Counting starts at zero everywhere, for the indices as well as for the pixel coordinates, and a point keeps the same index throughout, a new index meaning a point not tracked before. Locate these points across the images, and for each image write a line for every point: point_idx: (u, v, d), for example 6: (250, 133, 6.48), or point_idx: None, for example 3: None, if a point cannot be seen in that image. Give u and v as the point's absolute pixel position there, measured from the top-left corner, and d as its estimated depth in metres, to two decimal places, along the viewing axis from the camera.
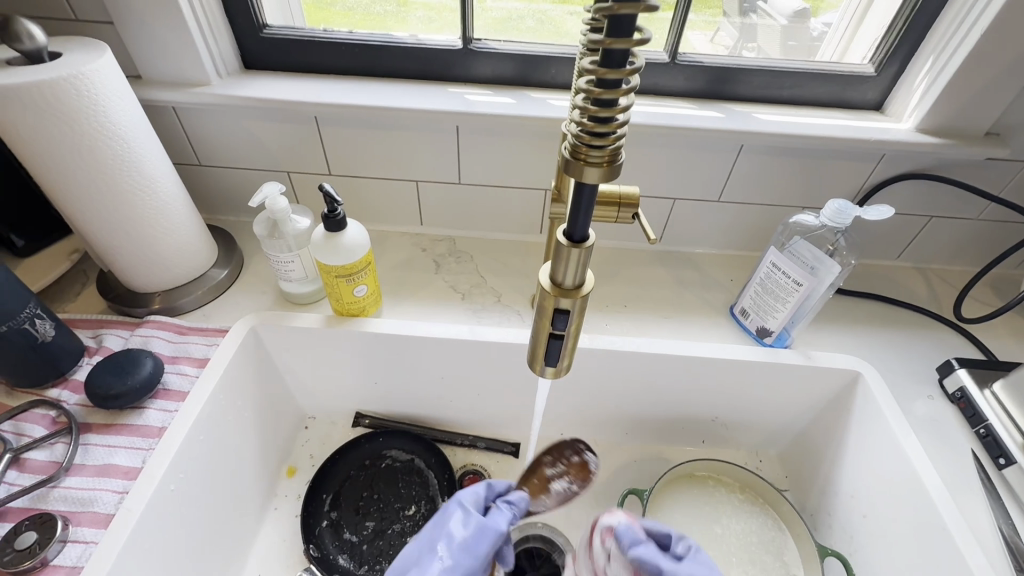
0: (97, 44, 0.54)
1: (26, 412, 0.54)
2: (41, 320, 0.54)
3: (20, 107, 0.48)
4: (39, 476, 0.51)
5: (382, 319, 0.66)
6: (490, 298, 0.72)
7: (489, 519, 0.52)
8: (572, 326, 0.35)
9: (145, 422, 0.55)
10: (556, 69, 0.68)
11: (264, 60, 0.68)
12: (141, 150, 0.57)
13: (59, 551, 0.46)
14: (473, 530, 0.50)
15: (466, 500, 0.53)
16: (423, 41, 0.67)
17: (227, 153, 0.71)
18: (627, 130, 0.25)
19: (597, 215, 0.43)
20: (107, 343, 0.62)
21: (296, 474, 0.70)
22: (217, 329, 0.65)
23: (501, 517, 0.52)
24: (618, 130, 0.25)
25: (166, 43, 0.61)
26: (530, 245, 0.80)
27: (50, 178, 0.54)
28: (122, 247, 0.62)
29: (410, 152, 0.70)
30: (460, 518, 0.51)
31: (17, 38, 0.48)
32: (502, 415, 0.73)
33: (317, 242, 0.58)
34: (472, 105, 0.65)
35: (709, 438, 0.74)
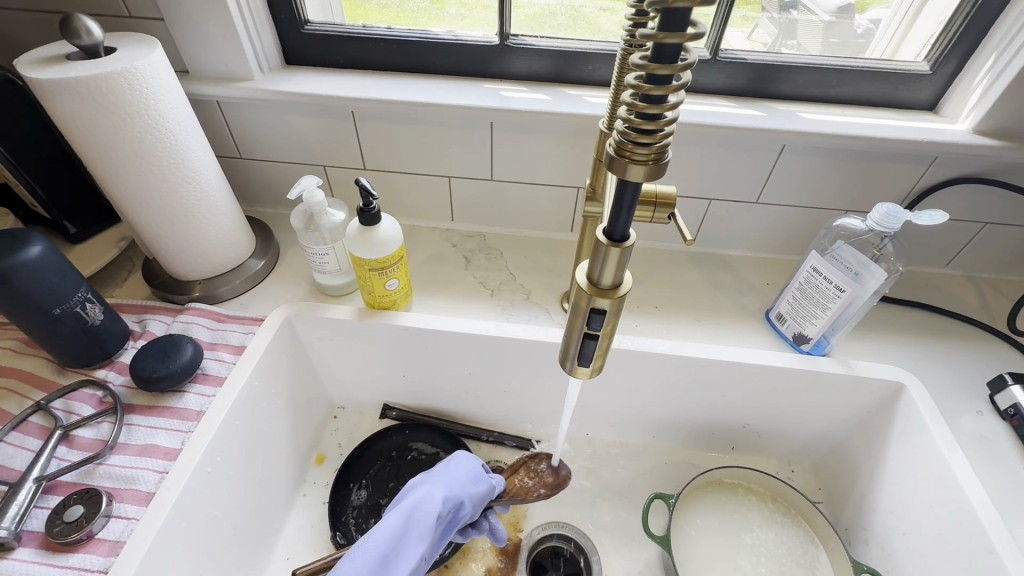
0: (150, 40, 0.55)
1: (76, 391, 0.57)
2: (90, 304, 0.57)
3: (79, 100, 0.50)
4: (86, 453, 0.53)
5: (412, 313, 0.67)
6: (520, 295, 0.72)
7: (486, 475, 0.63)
8: (608, 326, 0.34)
9: (184, 405, 0.57)
10: (593, 65, 0.67)
11: (304, 56, 0.70)
12: (188, 143, 0.59)
13: (104, 525, 0.48)
14: (477, 477, 0.61)
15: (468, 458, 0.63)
16: (460, 37, 0.67)
17: (267, 146, 0.73)
18: (675, 128, 0.25)
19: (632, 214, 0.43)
20: (150, 328, 0.64)
21: (325, 462, 0.71)
22: (253, 318, 0.66)
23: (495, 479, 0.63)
24: (665, 128, 0.24)
25: (211, 39, 0.63)
26: (561, 243, 0.79)
27: (103, 167, 0.56)
28: (167, 237, 0.64)
29: (444, 147, 0.70)
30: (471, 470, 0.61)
31: (76, 33, 0.50)
32: (527, 413, 0.73)
33: (351, 236, 0.59)
34: (508, 102, 0.65)
35: (739, 445, 0.72)
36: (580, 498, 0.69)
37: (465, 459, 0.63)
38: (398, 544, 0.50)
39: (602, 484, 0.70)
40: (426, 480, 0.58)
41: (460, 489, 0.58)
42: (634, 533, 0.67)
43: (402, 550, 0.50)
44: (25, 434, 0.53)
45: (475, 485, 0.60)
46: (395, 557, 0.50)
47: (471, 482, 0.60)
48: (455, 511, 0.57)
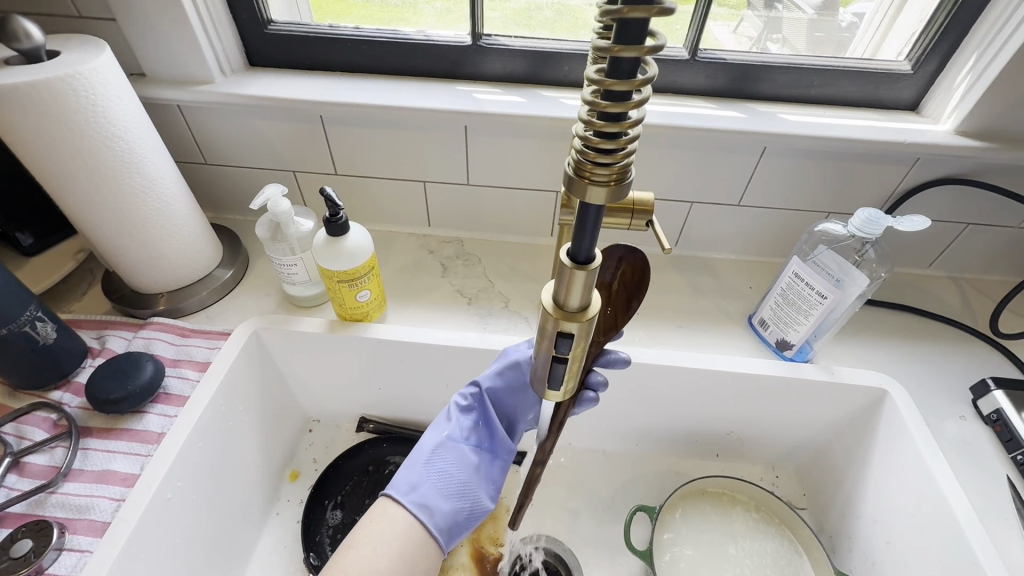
0: (97, 42, 0.52)
1: (28, 415, 0.54)
2: (42, 323, 0.54)
3: (19, 108, 0.47)
4: (38, 481, 0.50)
5: (386, 325, 0.65)
6: (498, 303, 0.70)
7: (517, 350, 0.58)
8: (577, 350, 0.32)
9: (145, 427, 0.55)
10: (570, 66, 0.65)
11: (269, 57, 0.67)
12: (143, 150, 0.56)
13: (55, 559, 0.46)
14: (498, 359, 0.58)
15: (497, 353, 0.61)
16: (432, 37, 0.64)
17: (233, 151, 0.70)
18: (638, 146, 0.23)
19: (607, 222, 0.41)
20: (110, 345, 0.61)
21: (299, 478, 0.69)
22: (220, 332, 0.64)
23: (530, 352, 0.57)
24: (627, 146, 0.22)
25: (168, 40, 0.60)
26: (541, 248, 0.78)
27: (50, 178, 0.53)
28: (126, 249, 0.61)
29: (417, 151, 0.68)
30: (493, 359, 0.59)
31: (14, 36, 0.47)
32: None
33: (318, 247, 0.56)
34: (481, 104, 0.62)
35: (723, 452, 0.71)
36: (562, 510, 0.68)
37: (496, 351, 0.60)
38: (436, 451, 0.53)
39: (584, 495, 0.69)
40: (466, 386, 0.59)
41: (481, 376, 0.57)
42: (616, 545, 0.65)
43: (445, 457, 0.53)
44: None
45: (496, 371, 0.56)
46: (435, 457, 0.53)
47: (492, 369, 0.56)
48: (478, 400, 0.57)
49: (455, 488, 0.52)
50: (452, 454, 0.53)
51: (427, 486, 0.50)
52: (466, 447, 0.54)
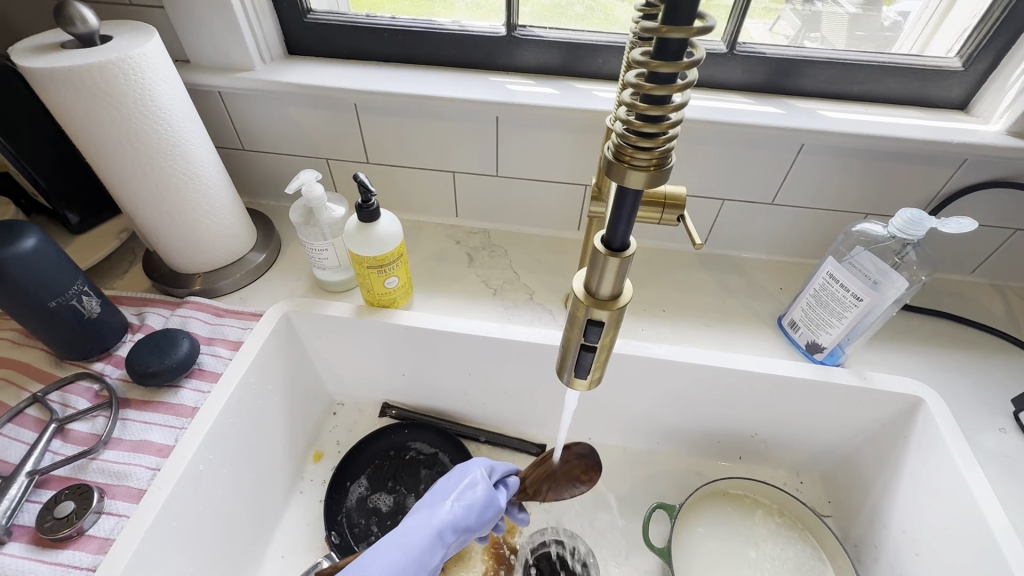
0: (146, 28, 0.54)
1: (73, 384, 0.57)
2: (87, 297, 0.56)
3: (74, 91, 0.50)
4: (80, 447, 0.52)
5: (412, 312, 0.65)
6: (523, 295, 0.70)
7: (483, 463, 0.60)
8: (606, 339, 0.32)
9: (180, 401, 0.57)
10: (604, 59, 0.65)
11: (306, 46, 0.68)
12: (187, 134, 0.58)
13: (94, 521, 0.48)
14: (479, 481, 0.57)
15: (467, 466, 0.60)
16: (466, 28, 0.65)
17: (269, 138, 0.71)
18: (680, 131, 0.23)
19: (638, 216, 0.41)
20: (148, 322, 0.64)
21: (322, 459, 0.71)
22: (251, 313, 0.65)
23: (510, 482, 0.60)
24: (669, 131, 0.23)
25: (212, 27, 0.61)
26: (567, 242, 0.77)
27: (98, 156, 0.55)
28: (167, 229, 0.63)
29: (449, 142, 0.68)
30: (475, 493, 0.57)
31: (71, 21, 0.49)
32: (529, 415, 0.72)
33: (349, 232, 0.57)
34: (514, 96, 0.62)
35: (746, 454, 0.70)
36: (579, 503, 0.68)
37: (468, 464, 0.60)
38: (416, 561, 0.51)
39: (602, 489, 0.69)
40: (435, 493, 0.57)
41: (458, 492, 0.56)
42: (634, 542, 0.65)
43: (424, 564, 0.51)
44: (21, 426, 0.53)
45: (482, 502, 0.56)
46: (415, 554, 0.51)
47: (478, 505, 0.56)
48: (456, 505, 0.55)
49: None
50: (429, 549, 0.52)
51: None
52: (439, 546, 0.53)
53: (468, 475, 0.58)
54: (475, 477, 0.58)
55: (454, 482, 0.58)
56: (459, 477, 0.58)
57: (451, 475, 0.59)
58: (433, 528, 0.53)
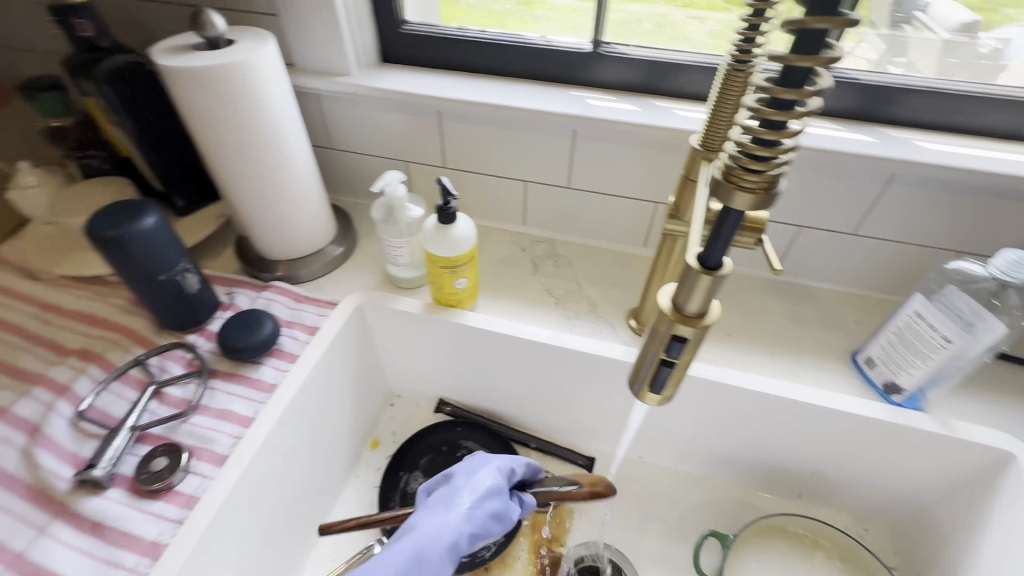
0: (263, 34, 0.59)
1: (170, 351, 0.62)
2: (189, 274, 0.62)
3: (200, 88, 0.55)
4: (173, 410, 0.58)
5: (477, 313, 0.67)
6: (585, 307, 0.70)
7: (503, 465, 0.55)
8: (687, 355, 0.33)
9: (261, 376, 0.61)
10: (687, 78, 0.65)
11: (398, 54, 0.71)
12: (288, 131, 0.63)
13: (182, 479, 0.52)
14: (497, 483, 0.52)
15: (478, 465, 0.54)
16: (552, 43, 0.67)
17: (356, 138, 0.76)
18: (793, 157, 0.23)
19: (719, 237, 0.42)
20: (237, 301, 0.69)
21: (378, 447, 0.74)
22: (328, 301, 0.69)
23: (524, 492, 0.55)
24: (782, 156, 0.23)
25: (316, 34, 0.66)
26: (632, 257, 0.77)
27: (212, 147, 0.61)
28: (260, 218, 0.69)
29: (524, 152, 0.70)
30: (494, 493, 0.51)
31: (203, 26, 0.54)
32: (581, 427, 0.72)
33: (427, 232, 0.60)
34: (594, 111, 0.64)
35: (806, 492, 0.67)
36: (626, 521, 0.68)
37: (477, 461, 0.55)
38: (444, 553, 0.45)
39: (651, 510, 0.68)
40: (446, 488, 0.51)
41: (479, 489, 0.51)
42: (679, 568, 0.64)
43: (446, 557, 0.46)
44: (125, 385, 0.59)
45: (501, 505, 0.51)
46: (436, 550, 0.45)
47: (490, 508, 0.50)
48: (477, 504, 0.50)
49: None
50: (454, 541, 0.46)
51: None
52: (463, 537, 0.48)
53: (485, 473, 0.52)
54: (491, 478, 0.52)
55: (476, 476, 0.52)
56: (477, 474, 0.52)
57: (462, 470, 0.53)
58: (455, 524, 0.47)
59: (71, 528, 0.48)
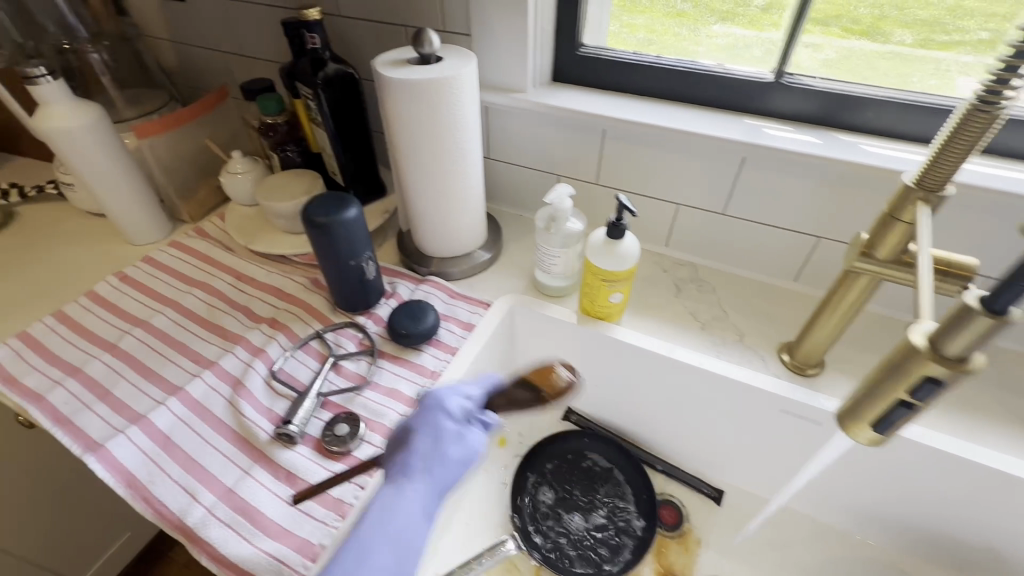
0: (466, 53, 0.64)
1: (344, 329, 0.69)
2: (370, 262, 0.68)
3: (412, 98, 0.61)
4: (349, 383, 0.64)
5: (625, 328, 0.68)
6: (733, 335, 0.70)
7: (449, 395, 0.58)
8: (934, 398, 0.33)
9: (422, 362, 0.66)
10: (874, 113, 0.63)
11: (570, 75, 0.75)
12: (470, 140, 0.69)
13: (359, 446, 0.57)
14: (446, 427, 0.56)
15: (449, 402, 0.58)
16: (730, 71, 0.68)
17: (517, 150, 0.81)
18: None
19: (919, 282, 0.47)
20: (399, 290, 0.75)
21: (506, 444, 0.76)
22: (480, 300, 0.74)
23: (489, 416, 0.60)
24: None
25: (502, 53, 0.71)
26: (781, 291, 0.75)
27: (407, 150, 0.68)
28: (430, 216, 0.75)
29: (685, 175, 0.71)
30: (429, 438, 0.55)
31: (422, 43, 0.60)
32: (714, 457, 0.71)
33: (595, 245, 0.62)
34: (771, 140, 0.63)
35: (970, 567, 0.62)
36: (758, 563, 0.65)
37: (451, 391, 0.59)
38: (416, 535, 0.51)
39: (787, 555, 0.66)
40: (443, 434, 0.55)
41: (424, 446, 0.55)
42: None
43: (404, 546, 0.50)
44: (307, 355, 0.67)
45: (462, 458, 0.56)
46: (410, 531, 0.51)
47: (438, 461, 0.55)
48: (430, 468, 0.54)
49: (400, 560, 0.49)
50: (412, 527, 0.51)
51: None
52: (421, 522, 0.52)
53: (448, 402, 0.58)
54: (437, 411, 0.57)
55: (436, 431, 0.56)
56: (441, 411, 0.57)
57: (434, 411, 0.57)
58: (416, 501, 0.52)
59: (269, 474, 0.55)
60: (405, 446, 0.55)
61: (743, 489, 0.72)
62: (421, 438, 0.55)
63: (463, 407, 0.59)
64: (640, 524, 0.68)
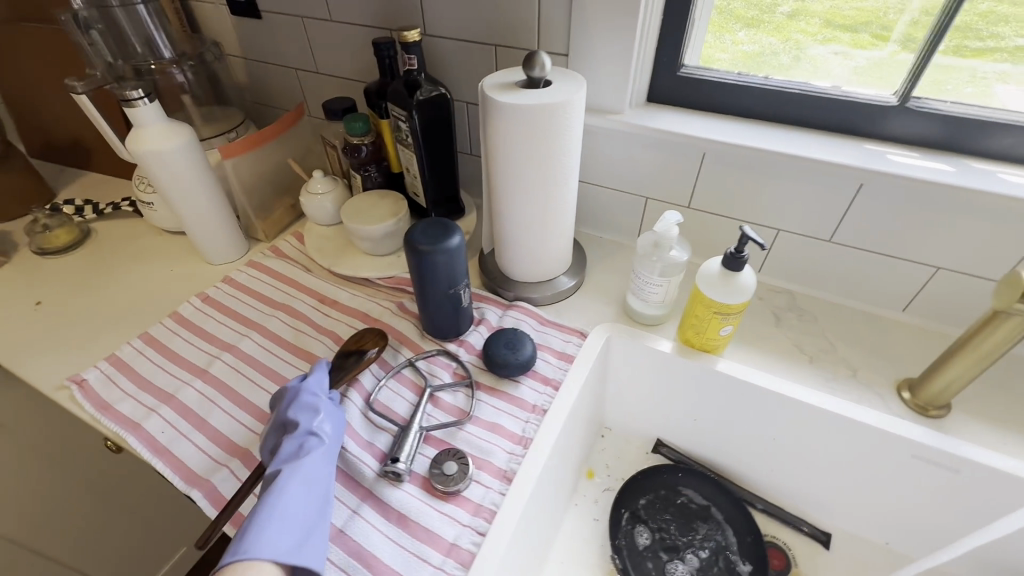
0: (573, 76, 0.62)
1: (437, 357, 0.67)
2: (466, 290, 0.66)
3: (521, 123, 0.59)
4: (449, 416, 0.61)
5: (730, 362, 0.65)
6: (844, 370, 0.66)
7: (316, 381, 0.57)
8: None
9: (521, 395, 0.63)
10: (1011, 140, 0.59)
11: (668, 95, 0.73)
12: (571, 165, 0.66)
13: (468, 486, 0.55)
14: (316, 400, 0.55)
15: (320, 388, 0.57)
16: (848, 93, 0.64)
17: (605, 172, 0.78)
18: None
19: None
20: (488, 316, 0.73)
21: (594, 477, 0.74)
22: (572, 329, 0.71)
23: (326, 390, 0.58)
24: None
25: (601, 74, 0.68)
26: (889, 322, 0.71)
27: (506, 174, 0.66)
28: (521, 241, 0.72)
29: (792, 201, 0.68)
30: (307, 409, 0.54)
31: (533, 67, 0.58)
32: (821, 498, 0.67)
33: (709, 275, 0.59)
34: (896, 167, 0.60)
35: None
36: None
37: (317, 377, 0.58)
38: (312, 512, 0.47)
39: None
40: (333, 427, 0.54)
41: (316, 419, 0.53)
42: None
43: (318, 496, 0.49)
44: (401, 384, 0.65)
45: (333, 425, 0.55)
46: (288, 513, 0.45)
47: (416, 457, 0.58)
48: (303, 437, 0.52)
49: (306, 528, 0.46)
50: (307, 502, 0.47)
51: (315, 570, 0.44)
52: (320, 494, 0.49)
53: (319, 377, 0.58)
54: (306, 398, 0.55)
55: (306, 400, 0.55)
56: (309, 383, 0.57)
57: (299, 403, 0.55)
58: (308, 469, 0.49)
59: (379, 514, 0.53)
60: (285, 430, 0.54)
61: (852, 532, 0.68)
62: (289, 442, 0.52)
63: (308, 389, 0.56)
64: (747, 568, 0.64)
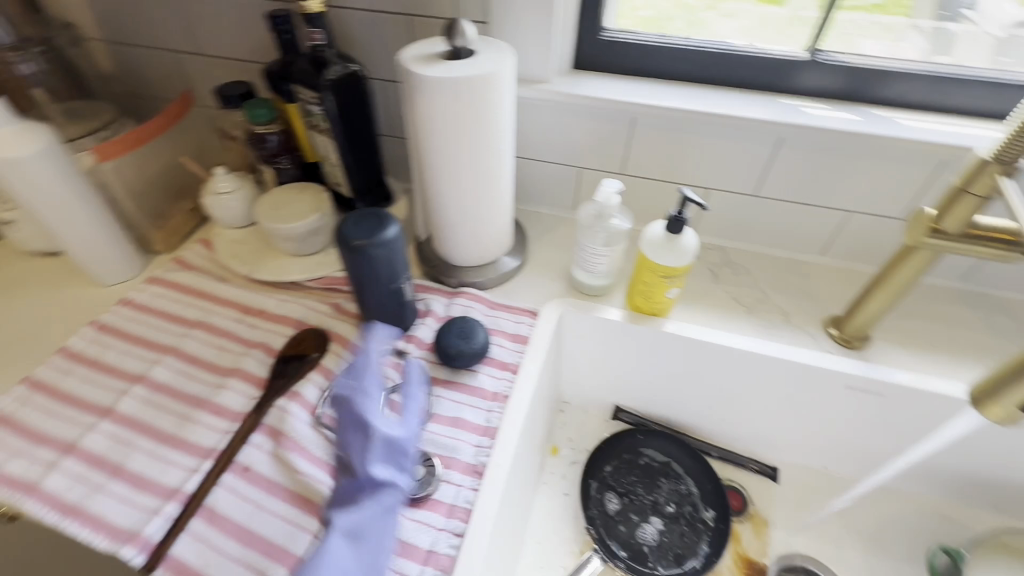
0: (497, 44, 0.59)
1: (386, 358, 0.63)
2: (408, 282, 0.62)
3: (450, 98, 0.55)
4: (407, 418, 0.58)
5: (677, 323, 0.67)
6: (779, 317, 0.70)
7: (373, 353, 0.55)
8: None
9: (480, 384, 0.61)
10: (904, 87, 0.64)
11: (592, 61, 0.71)
12: (504, 140, 0.63)
13: (438, 487, 0.52)
14: (382, 421, 0.51)
15: (354, 380, 0.52)
16: (762, 50, 0.66)
17: (536, 145, 0.76)
18: None
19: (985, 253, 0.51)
20: (433, 307, 0.69)
21: (559, 453, 0.74)
22: (523, 309, 0.69)
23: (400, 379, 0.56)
24: None
25: (525, 42, 0.65)
26: (810, 266, 0.77)
27: (438, 154, 0.62)
28: (461, 224, 0.69)
29: (719, 159, 0.70)
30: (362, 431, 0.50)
31: (455, 35, 0.55)
32: (768, 437, 0.72)
33: (653, 241, 0.60)
34: (811, 119, 0.63)
35: (1004, 505, 0.67)
36: (825, 532, 0.68)
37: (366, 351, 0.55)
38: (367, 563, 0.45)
39: (847, 521, 0.68)
40: (356, 419, 0.50)
41: (372, 456, 0.49)
42: None
43: (370, 545, 0.46)
44: None
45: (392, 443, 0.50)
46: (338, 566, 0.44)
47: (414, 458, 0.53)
48: (366, 478, 0.49)
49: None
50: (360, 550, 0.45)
51: None
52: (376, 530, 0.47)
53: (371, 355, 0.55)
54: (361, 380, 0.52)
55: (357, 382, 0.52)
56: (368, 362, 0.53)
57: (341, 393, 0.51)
58: (365, 511, 0.48)
59: None
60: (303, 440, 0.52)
61: (795, 463, 0.73)
62: (347, 484, 0.50)
63: (355, 372, 0.52)
64: (711, 514, 0.68)
